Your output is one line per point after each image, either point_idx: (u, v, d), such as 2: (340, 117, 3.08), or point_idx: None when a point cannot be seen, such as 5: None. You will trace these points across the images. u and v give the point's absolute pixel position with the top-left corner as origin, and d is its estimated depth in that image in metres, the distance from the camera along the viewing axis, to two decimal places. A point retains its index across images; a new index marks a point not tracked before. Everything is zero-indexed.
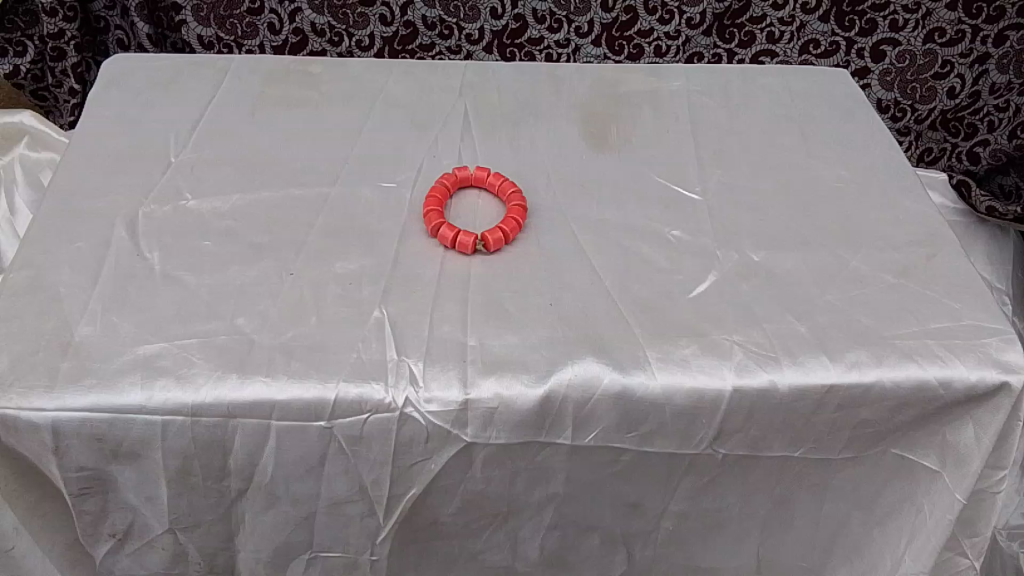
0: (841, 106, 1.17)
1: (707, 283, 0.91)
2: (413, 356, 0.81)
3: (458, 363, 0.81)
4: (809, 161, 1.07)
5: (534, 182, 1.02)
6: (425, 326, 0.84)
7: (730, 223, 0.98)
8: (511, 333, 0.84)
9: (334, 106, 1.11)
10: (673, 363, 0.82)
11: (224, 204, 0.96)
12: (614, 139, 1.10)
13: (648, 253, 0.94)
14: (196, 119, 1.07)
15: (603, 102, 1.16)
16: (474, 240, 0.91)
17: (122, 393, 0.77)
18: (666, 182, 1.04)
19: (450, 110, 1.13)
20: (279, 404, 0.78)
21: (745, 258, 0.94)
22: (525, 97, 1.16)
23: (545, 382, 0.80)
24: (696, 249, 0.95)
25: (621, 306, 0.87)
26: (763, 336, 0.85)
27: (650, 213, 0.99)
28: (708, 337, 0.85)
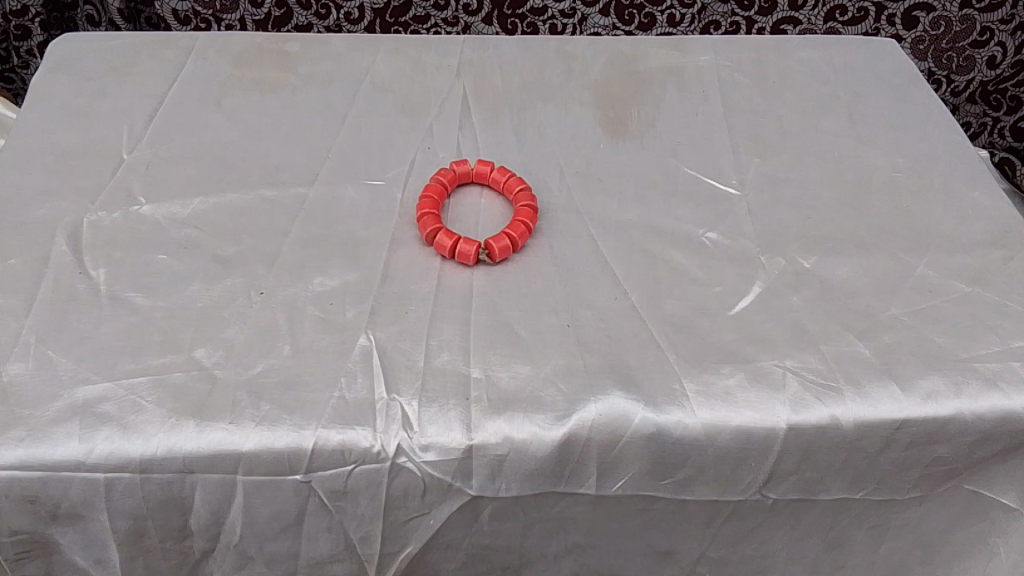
0: (890, 82, 1.02)
1: (751, 295, 0.77)
2: (406, 394, 0.69)
3: (460, 401, 0.68)
4: (859, 148, 0.93)
5: (544, 177, 0.88)
6: (419, 356, 0.71)
7: (773, 222, 0.84)
8: (521, 362, 0.71)
9: (312, 91, 0.97)
10: (716, 397, 0.69)
11: (184, 209, 0.82)
12: (635, 123, 0.95)
13: (680, 261, 0.80)
14: (154, 109, 0.93)
15: (619, 82, 1.01)
16: (476, 249, 0.78)
17: (57, 445, 0.64)
18: (698, 174, 0.90)
19: (445, 93, 0.98)
20: (247, 457, 0.65)
21: (794, 264, 0.80)
22: (531, 75, 1.02)
23: (564, 423, 0.67)
24: (736, 254, 0.81)
25: (650, 326, 0.74)
26: (820, 361, 0.72)
27: (680, 211, 0.86)
28: (756, 363, 0.72)
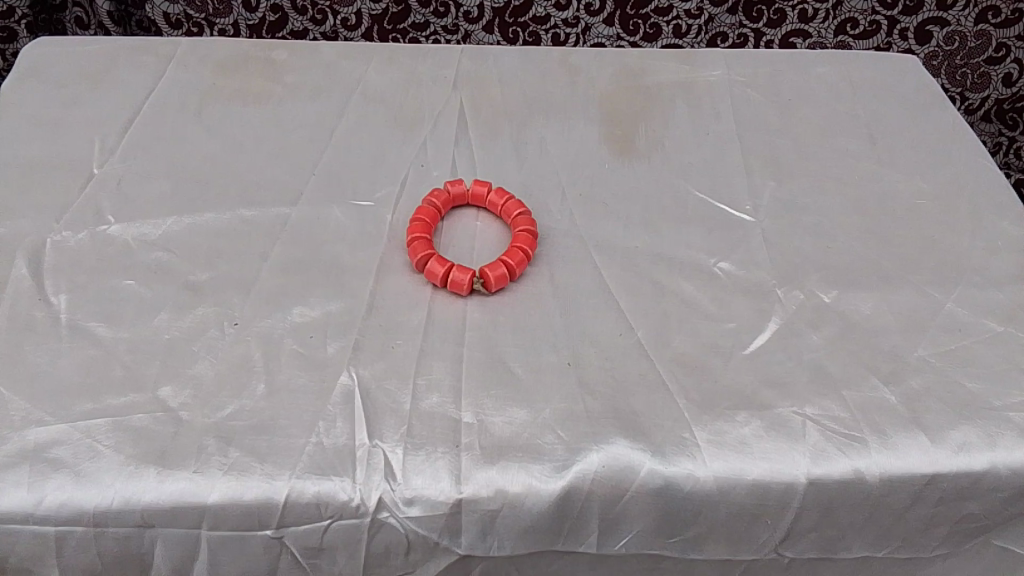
0: (912, 102, 0.96)
1: (768, 333, 0.71)
2: (391, 440, 0.63)
3: (449, 448, 0.62)
4: (881, 171, 0.87)
5: (544, 198, 0.82)
6: (405, 398, 0.65)
7: (790, 251, 0.78)
8: (516, 405, 0.65)
9: (299, 103, 0.91)
10: (730, 447, 0.63)
11: (156, 230, 0.76)
12: (641, 141, 0.89)
13: (690, 293, 0.74)
14: (129, 120, 0.87)
15: (625, 97, 0.95)
16: (470, 277, 0.72)
17: (3, 495, 0.58)
18: (710, 196, 0.83)
19: (440, 106, 0.92)
20: (213, 510, 0.59)
21: (814, 298, 0.74)
22: (531, 88, 0.96)
23: (563, 475, 0.61)
24: (751, 286, 0.75)
25: (658, 365, 0.68)
26: (843, 408, 0.66)
27: (691, 238, 0.79)
28: (774, 410, 0.66)
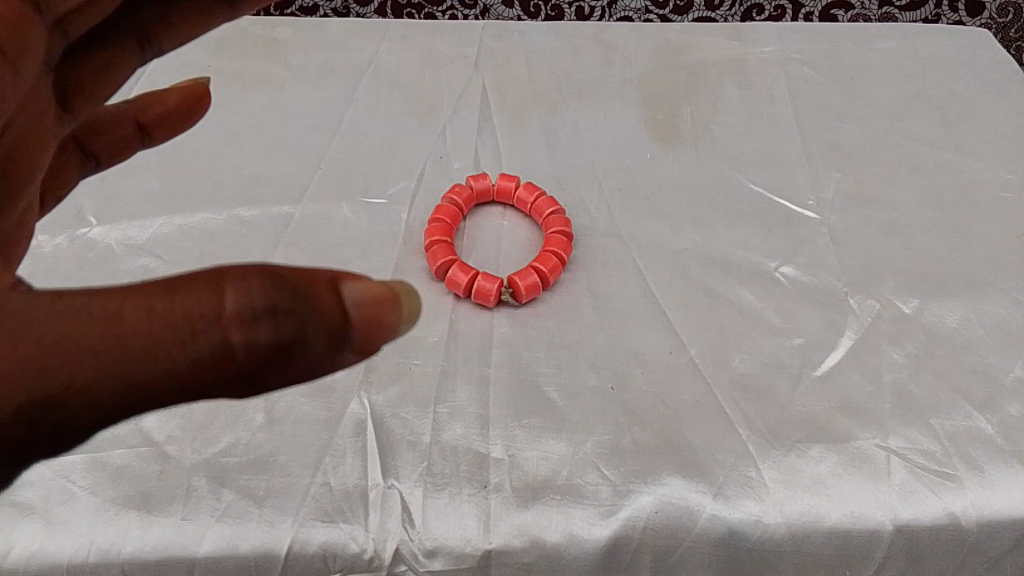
0: (990, 80, 0.85)
1: (841, 350, 0.62)
2: (408, 480, 0.54)
3: (475, 490, 0.54)
4: (960, 160, 0.77)
5: (579, 194, 0.74)
6: (425, 429, 0.57)
7: (861, 253, 0.69)
8: (552, 438, 0.56)
9: (303, 86, 0.82)
10: (803, 486, 0.55)
11: (142, 232, 0.68)
12: (687, 126, 0.79)
13: (750, 302, 0.65)
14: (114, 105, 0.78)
15: (668, 75, 0.84)
16: (498, 286, 0.63)
17: None
18: (768, 189, 0.73)
19: (461, 87, 0.82)
20: (203, 564, 0.51)
21: (890, 308, 0.65)
22: (562, 65, 0.85)
23: (608, 522, 0.53)
24: (819, 293, 0.66)
25: (715, 390, 0.59)
26: (932, 440, 0.58)
27: (748, 238, 0.70)
28: (851, 442, 0.57)
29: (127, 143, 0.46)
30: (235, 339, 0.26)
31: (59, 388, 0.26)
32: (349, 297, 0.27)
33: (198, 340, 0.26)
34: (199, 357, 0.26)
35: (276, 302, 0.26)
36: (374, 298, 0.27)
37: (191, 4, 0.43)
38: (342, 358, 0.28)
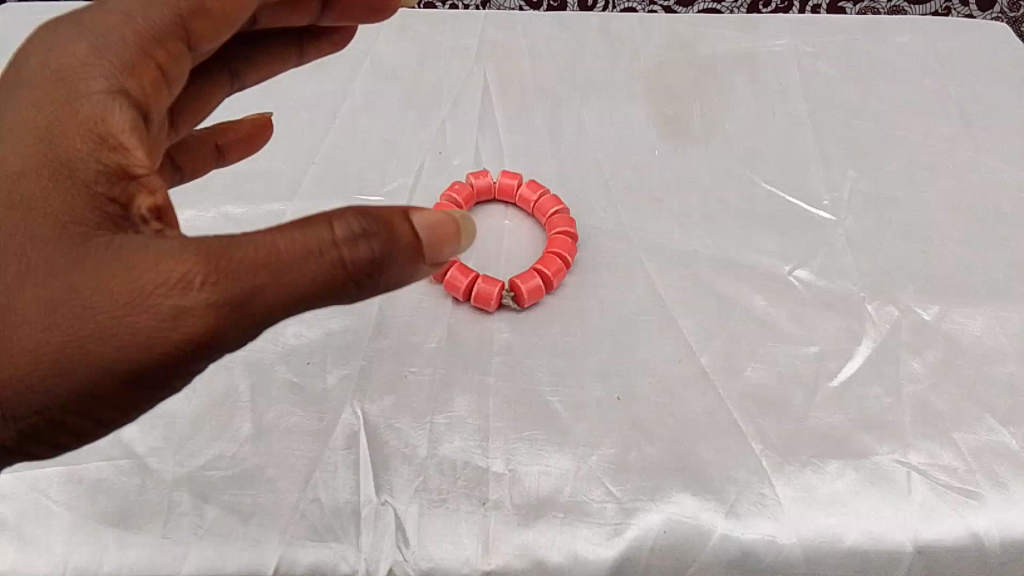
0: (1013, 76, 0.82)
1: (858, 360, 0.59)
2: (403, 496, 0.51)
3: (474, 508, 0.51)
4: (982, 160, 0.73)
5: (583, 193, 0.70)
6: (421, 442, 0.54)
7: (879, 256, 0.66)
8: (555, 452, 0.53)
9: (296, 76, 0.78)
10: (820, 504, 0.52)
11: None
12: (696, 123, 0.76)
13: (763, 308, 0.62)
14: None
15: (677, 68, 0.81)
16: (499, 289, 0.60)
17: None
18: (781, 189, 0.70)
19: (461, 79, 0.79)
20: None
21: (910, 315, 0.62)
22: (567, 57, 0.82)
23: (614, 542, 0.50)
24: (835, 299, 0.63)
25: (727, 402, 0.56)
26: (955, 456, 0.55)
27: (760, 240, 0.67)
28: (870, 458, 0.54)
29: (205, 163, 0.51)
30: (343, 247, 0.33)
31: (211, 284, 0.31)
32: (417, 223, 0.35)
33: (315, 247, 0.32)
34: (318, 274, 0.32)
35: (370, 228, 0.33)
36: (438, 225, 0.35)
37: (270, 49, 0.52)
38: (417, 273, 0.36)
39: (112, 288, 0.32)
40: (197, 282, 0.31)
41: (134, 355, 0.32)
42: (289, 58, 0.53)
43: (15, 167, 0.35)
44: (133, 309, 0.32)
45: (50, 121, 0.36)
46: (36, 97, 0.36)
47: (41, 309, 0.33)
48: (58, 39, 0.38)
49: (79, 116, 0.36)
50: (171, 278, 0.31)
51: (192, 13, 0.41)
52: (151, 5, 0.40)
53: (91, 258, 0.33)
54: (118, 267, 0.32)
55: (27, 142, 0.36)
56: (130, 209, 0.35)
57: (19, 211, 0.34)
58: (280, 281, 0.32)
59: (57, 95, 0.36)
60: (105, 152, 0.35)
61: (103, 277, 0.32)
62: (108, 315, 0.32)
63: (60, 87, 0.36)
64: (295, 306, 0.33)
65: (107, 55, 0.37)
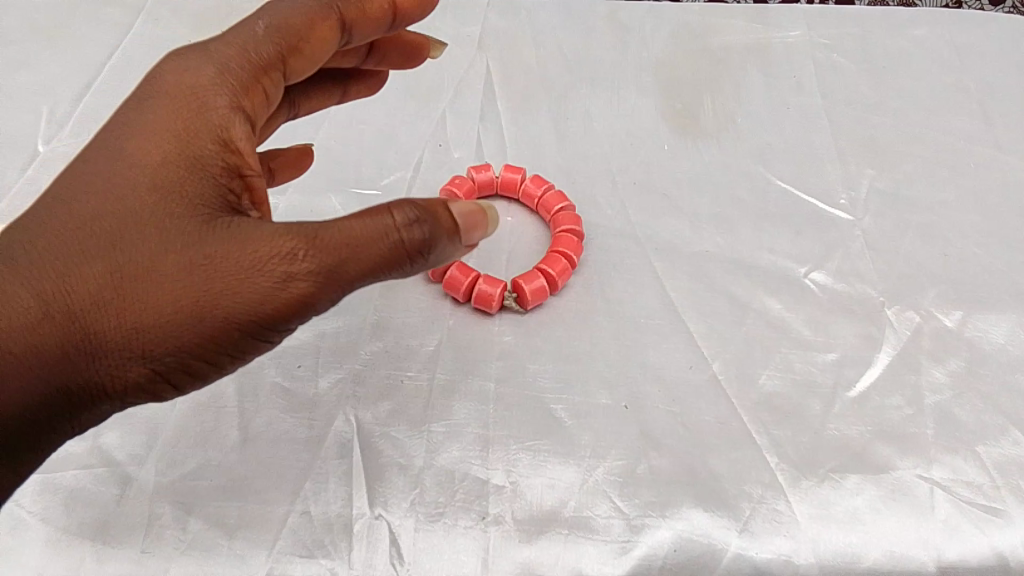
0: None
1: (879, 368, 0.56)
2: (399, 510, 0.48)
3: (474, 522, 0.48)
4: (1007, 158, 0.70)
5: (590, 189, 0.67)
6: (418, 451, 0.51)
7: (899, 259, 0.63)
8: (560, 464, 0.51)
9: None
10: (838, 521, 0.49)
11: None
12: (708, 116, 0.73)
13: (778, 313, 0.59)
14: (83, 82, 0.72)
15: (688, 58, 0.77)
16: (501, 290, 0.57)
17: None
18: (796, 187, 0.67)
19: (463, 67, 0.76)
20: None
21: (932, 322, 0.59)
22: (573, 45, 0.78)
23: (622, 560, 0.47)
24: (853, 303, 0.60)
25: (740, 411, 0.53)
26: (979, 471, 0.52)
27: (774, 240, 0.64)
28: (891, 472, 0.51)
29: None
30: (406, 232, 0.36)
31: (308, 256, 0.35)
32: (456, 213, 0.38)
33: (382, 231, 0.36)
34: (384, 253, 0.36)
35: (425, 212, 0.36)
36: (473, 214, 0.38)
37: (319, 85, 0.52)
38: (461, 250, 0.39)
39: (224, 258, 0.36)
40: (299, 254, 0.35)
41: (238, 318, 0.36)
42: (333, 93, 0.53)
43: (142, 159, 0.38)
44: (241, 276, 0.36)
45: (179, 123, 0.39)
46: (165, 102, 0.40)
47: (156, 275, 0.36)
48: (183, 61, 0.41)
49: (194, 123, 0.39)
50: (276, 250, 0.36)
51: (289, 52, 0.42)
52: (258, 41, 0.42)
53: (208, 233, 0.37)
54: (230, 240, 0.36)
55: (156, 139, 0.39)
56: (242, 205, 0.39)
57: (148, 191, 0.38)
58: (359, 258, 0.36)
59: (183, 105, 0.40)
60: (226, 154, 0.39)
61: (217, 249, 0.36)
62: (219, 281, 0.36)
63: (189, 95, 0.40)
64: (370, 281, 0.37)
65: (228, 76, 0.40)
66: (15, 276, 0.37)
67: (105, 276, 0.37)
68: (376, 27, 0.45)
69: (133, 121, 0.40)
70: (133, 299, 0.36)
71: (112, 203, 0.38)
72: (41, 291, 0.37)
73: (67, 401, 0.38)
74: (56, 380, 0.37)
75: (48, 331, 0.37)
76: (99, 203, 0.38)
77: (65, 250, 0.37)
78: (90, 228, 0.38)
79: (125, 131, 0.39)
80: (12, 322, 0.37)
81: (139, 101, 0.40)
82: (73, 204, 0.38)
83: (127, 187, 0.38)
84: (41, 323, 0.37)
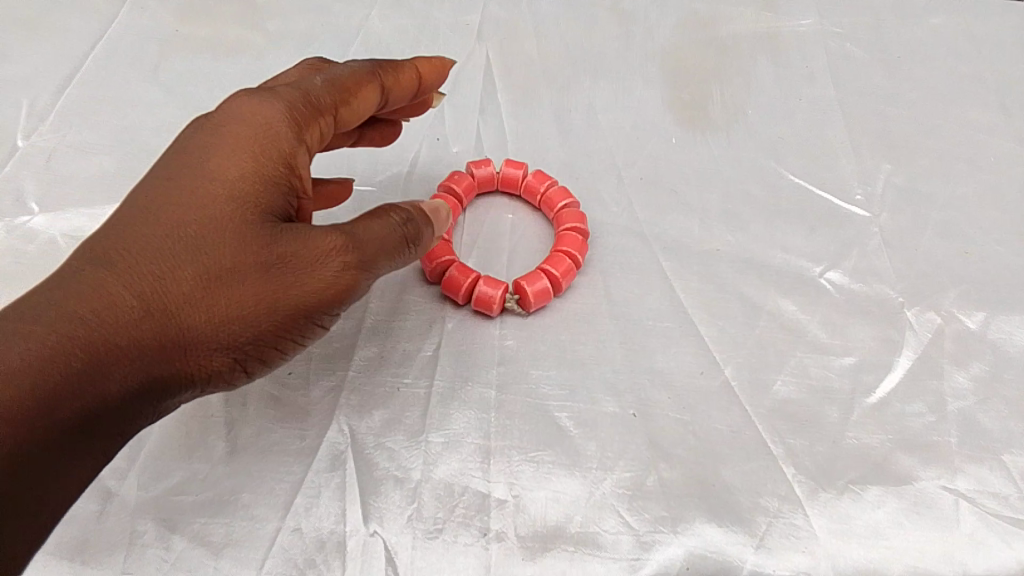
0: None
1: (899, 373, 0.54)
2: (395, 526, 0.46)
3: (474, 539, 0.46)
4: None
5: (594, 184, 0.65)
6: (416, 463, 0.48)
7: (917, 257, 0.60)
8: (565, 476, 0.48)
9: (282, 56, 0.72)
10: (858, 535, 0.47)
11: (92, 223, 0.60)
12: (716, 108, 0.70)
13: (792, 315, 0.56)
14: (65, 72, 0.69)
15: (696, 47, 0.74)
16: (503, 291, 0.54)
17: None
18: (809, 182, 0.65)
19: (462, 58, 0.73)
20: None
21: (953, 324, 0.56)
22: (576, 34, 0.75)
23: None
24: (871, 304, 0.57)
25: (755, 419, 0.51)
26: (1005, 482, 0.49)
27: (787, 238, 0.61)
28: (913, 484, 0.49)
29: None
30: (402, 228, 0.44)
31: (352, 251, 0.41)
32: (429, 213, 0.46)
33: (393, 232, 0.43)
34: (397, 249, 0.43)
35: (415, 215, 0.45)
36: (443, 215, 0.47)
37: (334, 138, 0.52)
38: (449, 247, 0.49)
39: (293, 258, 0.40)
40: (346, 248, 0.41)
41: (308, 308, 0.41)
42: (349, 138, 0.53)
43: (218, 176, 0.41)
44: (310, 271, 0.40)
45: (253, 146, 0.41)
46: (238, 128, 0.42)
47: (237, 276, 0.40)
48: (255, 98, 0.43)
49: (266, 148, 0.42)
50: (331, 246, 0.41)
51: (341, 100, 0.45)
52: (318, 89, 0.44)
53: (279, 236, 0.41)
54: (297, 240, 0.41)
55: (235, 160, 0.41)
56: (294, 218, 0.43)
57: (226, 200, 0.40)
58: (386, 254, 0.43)
59: (257, 133, 0.42)
60: (292, 176, 0.42)
61: (288, 248, 0.40)
62: (292, 276, 0.40)
63: (263, 121, 0.42)
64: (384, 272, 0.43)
65: (296, 114, 0.43)
66: (111, 279, 0.39)
67: (193, 277, 0.40)
68: (405, 92, 0.48)
69: (207, 143, 0.42)
70: (220, 295, 0.40)
71: (193, 214, 0.40)
72: (137, 294, 0.39)
73: (146, 395, 0.40)
74: (146, 376, 0.39)
75: (142, 332, 0.39)
76: (182, 211, 0.40)
77: (152, 253, 0.40)
78: (177, 233, 0.40)
79: (199, 151, 0.42)
80: (111, 321, 0.38)
81: (213, 127, 0.42)
82: (157, 214, 0.40)
83: (209, 199, 0.40)
84: (138, 321, 0.39)
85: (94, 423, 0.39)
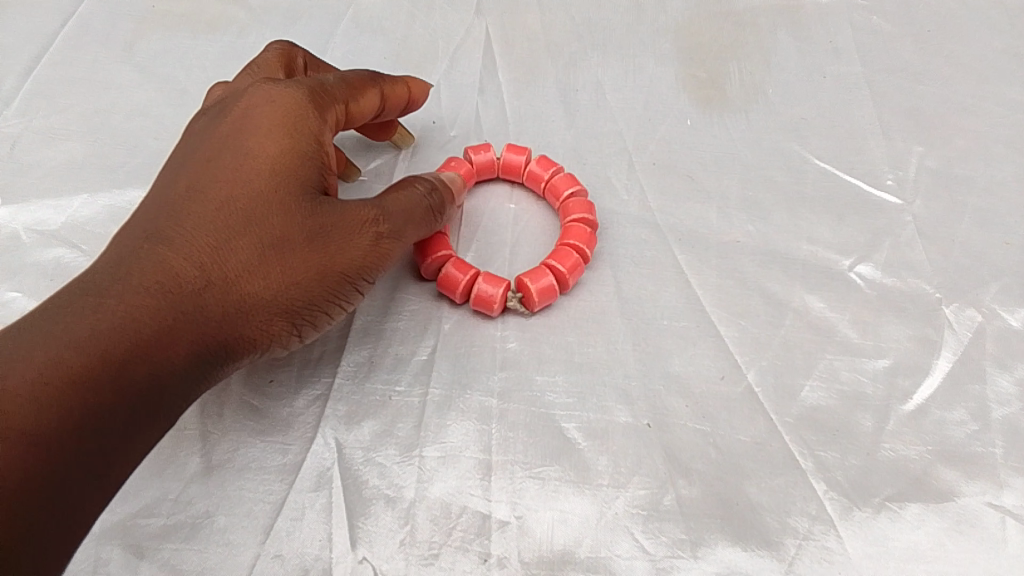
0: None
1: (937, 378, 0.49)
2: (387, 551, 0.42)
3: (475, 566, 0.41)
4: None
5: (602, 170, 0.60)
6: (410, 480, 0.44)
7: (954, 248, 0.55)
8: (573, 495, 0.44)
9: (266, 32, 0.67)
10: (896, 559, 0.42)
11: (58, 215, 0.55)
12: (734, 87, 0.65)
13: (819, 313, 0.52)
14: (33, 52, 0.64)
15: (711, 21, 0.69)
16: (505, 289, 0.49)
17: None
18: (835, 167, 0.60)
19: (459, 35, 0.68)
20: None
21: (995, 322, 0.52)
22: (582, 8, 0.70)
23: None
24: (905, 301, 0.52)
25: (781, 431, 0.46)
26: None
27: (812, 229, 0.56)
28: (956, 501, 0.44)
29: None
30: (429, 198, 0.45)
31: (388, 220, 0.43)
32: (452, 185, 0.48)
33: (424, 202, 0.45)
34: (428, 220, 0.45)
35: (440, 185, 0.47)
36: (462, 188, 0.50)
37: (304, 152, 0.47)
38: None
39: (336, 228, 0.41)
40: (381, 219, 0.42)
41: (352, 274, 0.42)
42: None
43: (256, 153, 0.41)
44: (352, 240, 0.41)
45: (285, 123, 0.42)
46: (269, 107, 0.42)
47: (287, 246, 0.40)
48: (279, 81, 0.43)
49: (298, 127, 0.42)
50: (365, 217, 0.42)
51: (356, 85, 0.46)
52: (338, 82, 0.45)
53: (319, 207, 0.41)
54: (338, 211, 0.41)
55: (270, 138, 0.41)
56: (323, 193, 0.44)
57: (269, 175, 0.41)
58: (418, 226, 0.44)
59: (287, 112, 0.42)
60: (323, 152, 0.43)
61: (332, 218, 0.41)
62: (336, 245, 0.41)
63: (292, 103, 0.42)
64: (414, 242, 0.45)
65: (321, 94, 0.43)
66: (169, 254, 0.39)
67: (246, 247, 0.40)
68: (398, 102, 0.50)
69: (240, 124, 0.42)
70: (272, 264, 0.40)
71: (240, 189, 0.40)
72: (195, 266, 0.39)
73: (207, 366, 0.40)
74: (207, 347, 0.39)
75: (205, 299, 0.39)
76: (229, 187, 0.41)
77: (205, 227, 0.40)
78: (227, 207, 0.40)
79: (235, 131, 0.42)
80: (175, 290, 0.38)
81: (241, 111, 0.42)
82: (204, 190, 0.41)
83: (252, 176, 0.41)
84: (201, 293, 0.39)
85: (164, 391, 0.38)
